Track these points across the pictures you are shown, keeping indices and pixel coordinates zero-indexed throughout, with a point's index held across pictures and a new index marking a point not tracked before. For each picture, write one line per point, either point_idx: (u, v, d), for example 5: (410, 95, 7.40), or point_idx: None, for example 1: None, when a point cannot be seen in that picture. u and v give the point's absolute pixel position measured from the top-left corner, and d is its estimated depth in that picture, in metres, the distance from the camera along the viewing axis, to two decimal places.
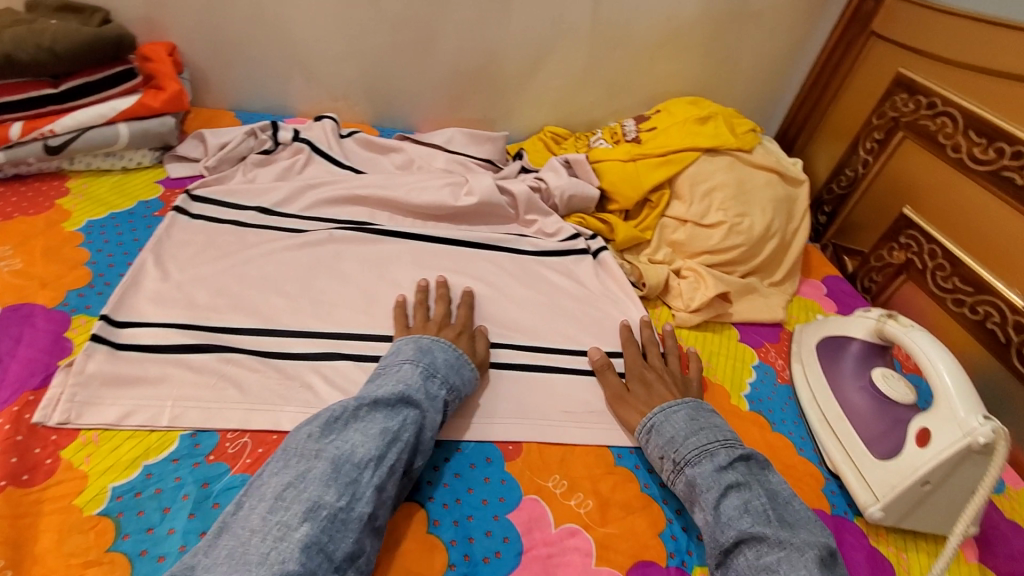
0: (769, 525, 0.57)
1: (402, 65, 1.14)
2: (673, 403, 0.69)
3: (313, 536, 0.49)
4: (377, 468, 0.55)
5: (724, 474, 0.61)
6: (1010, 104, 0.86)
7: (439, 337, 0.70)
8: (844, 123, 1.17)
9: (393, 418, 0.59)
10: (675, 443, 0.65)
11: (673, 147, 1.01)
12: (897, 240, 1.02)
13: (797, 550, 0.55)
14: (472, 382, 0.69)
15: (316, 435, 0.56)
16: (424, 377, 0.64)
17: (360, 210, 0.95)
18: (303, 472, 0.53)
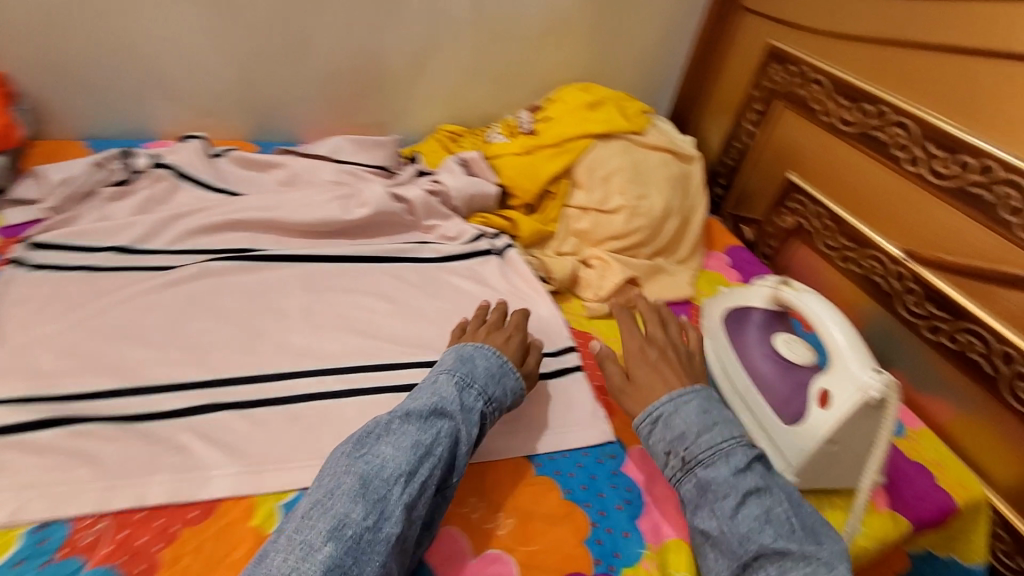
0: (793, 538, 0.55)
1: (274, 73, 1.05)
2: (686, 392, 0.65)
3: (338, 557, 0.46)
4: (407, 485, 0.52)
5: (743, 478, 0.58)
6: (868, 67, 0.91)
7: (481, 344, 0.68)
8: (729, 97, 1.20)
9: (426, 431, 0.56)
10: (686, 440, 0.62)
11: (567, 136, 0.99)
12: (786, 205, 1.06)
13: (822, 564, 0.53)
14: (514, 392, 0.66)
15: (349, 452, 0.54)
16: (460, 388, 0.61)
17: (238, 236, 0.86)
18: (332, 489, 0.51)
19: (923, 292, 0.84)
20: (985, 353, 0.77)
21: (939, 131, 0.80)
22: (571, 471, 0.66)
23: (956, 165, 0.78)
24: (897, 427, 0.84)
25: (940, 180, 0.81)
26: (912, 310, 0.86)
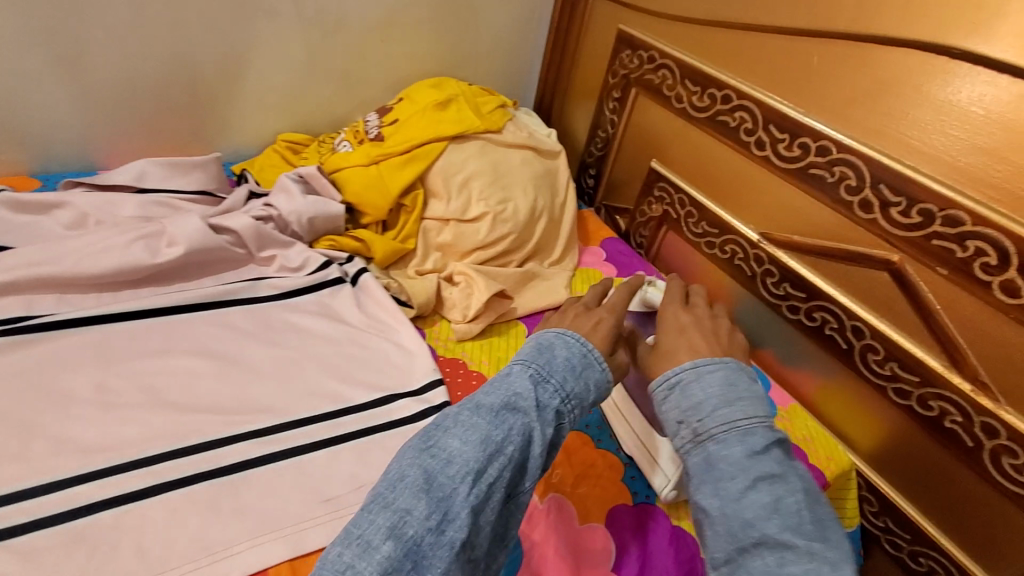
0: (802, 532, 0.45)
1: (46, 90, 0.86)
2: (712, 361, 0.56)
3: (395, 560, 0.41)
4: (475, 486, 0.45)
5: (757, 460, 0.48)
6: (711, 50, 0.89)
7: (565, 330, 0.58)
8: (588, 84, 1.16)
9: (497, 426, 0.48)
10: (701, 410, 0.52)
11: (416, 141, 0.90)
12: (652, 193, 1.05)
13: (830, 565, 0.43)
14: (598, 387, 0.55)
15: (414, 447, 0.47)
16: (535, 382, 0.51)
17: (9, 302, 0.68)
18: (395, 482, 0.45)
19: (781, 274, 0.85)
20: (838, 329, 0.80)
21: (779, 114, 0.80)
22: None
23: (797, 147, 0.79)
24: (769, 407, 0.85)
25: (785, 162, 0.81)
26: (773, 291, 0.87)
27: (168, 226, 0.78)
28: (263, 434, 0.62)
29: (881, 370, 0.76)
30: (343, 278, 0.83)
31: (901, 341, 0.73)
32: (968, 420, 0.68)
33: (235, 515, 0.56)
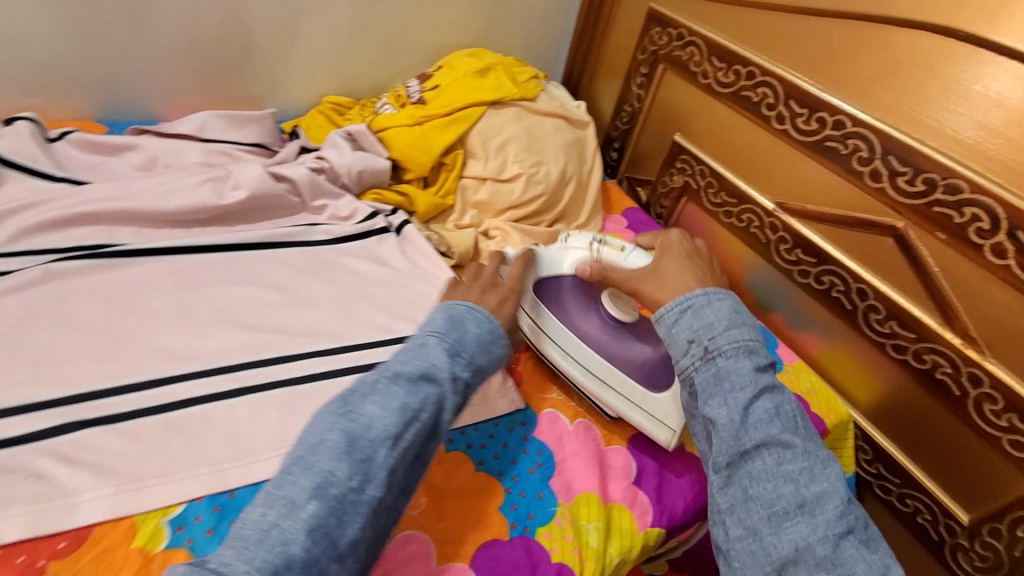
0: (796, 434, 0.55)
1: (115, 43, 0.91)
2: (720, 291, 0.64)
3: (319, 518, 0.45)
4: (394, 447, 0.50)
5: (761, 376, 0.57)
6: (738, 30, 0.95)
7: (473, 305, 0.63)
8: (616, 61, 1.22)
9: (414, 394, 0.53)
10: (713, 330, 0.60)
11: (458, 105, 0.97)
12: (674, 166, 1.11)
13: (820, 463, 0.54)
14: (497, 360, 0.61)
15: (335, 412, 0.51)
16: (450, 354, 0.57)
17: (92, 232, 0.75)
18: (315, 447, 0.49)
19: (794, 240, 0.92)
20: (844, 291, 0.87)
21: (800, 90, 0.86)
22: (482, 443, 0.66)
23: (815, 121, 0.85)
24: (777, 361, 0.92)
25: (803, 135, 0.87)
26: (786, 257, 0.94)
27: (232, 172, 0.84)
28: (326, 356, 0.69)
29: (882, 328, 0.83)
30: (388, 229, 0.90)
31: (900, 301, 0.80)
32: (956, 370, 0.75)
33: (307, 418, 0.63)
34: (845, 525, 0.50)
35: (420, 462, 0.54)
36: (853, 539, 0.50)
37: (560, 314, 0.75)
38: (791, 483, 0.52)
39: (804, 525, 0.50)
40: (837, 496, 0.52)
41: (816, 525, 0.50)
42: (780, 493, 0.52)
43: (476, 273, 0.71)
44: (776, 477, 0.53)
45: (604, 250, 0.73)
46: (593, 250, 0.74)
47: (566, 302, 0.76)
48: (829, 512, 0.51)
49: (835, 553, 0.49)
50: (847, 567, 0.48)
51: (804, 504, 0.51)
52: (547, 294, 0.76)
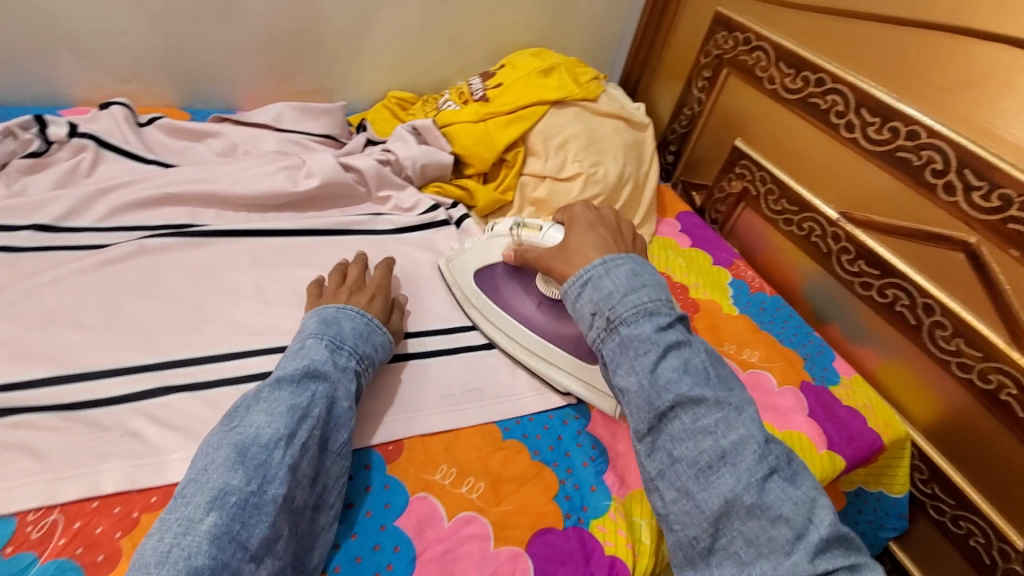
0: (707, 386, 0.55)
1: (202, 35, 0.96)
2: (617, 257, 0.63)
3: (222, 526, 0.44)
4: (289, 447, 0.50)
5: (664, 336, 0.57)
6: (810, 36, 0.93)
7: (345, 305, 0.65)
8: (678, 64, 1.22)
9: (300, 394, 0.54)
10: (613, 299, 0.59)
11: (522, 103, 0.98)
12: (733, 171, 1.10)
13: (734, 409, 0.54)
14: (383, 348, 0.65)
15: (218, 429, 0.51)
16: (331, 350, 0.59)
17: (177, 212, 0.80)
18: (205, 466, 0.47)
19: (857, 251, 0.90)
20: (909, 305, 0.84)
21: (872, 98, 0.84)
22: (537, 434, 0.68)
23: (887, 131, 0.83)
24: (832, 374, 0.90)
25: (872, 145, 0.85)
26: (847, 268, 0.92)
27: (306, 160, 0.88)
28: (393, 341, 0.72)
29: (948, 346, 0.80)
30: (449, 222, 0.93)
31: (968, 318, 0.77)
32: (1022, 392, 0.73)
33: (376, 398, 0.65)
34: (767, 467, 0.52)
35: (333, 454, 0.55)
36: (777, 479, 0.52)
37: (500, 303, 0.77)
38: (709, 438, 0.53)
39: (729, 476, 0.51)
40: (755, 441, 0.53)
41: (740, 473, 0.51)
42: (701, 449, 0.53)
43: (340, 279, 0.71)
44: (695, 435, 0.53)
45: (524, 233, 0.75)
46: (513, 234, 0.76)
47: (504, 291, 0.78)
48: (749, 458, 0.52)
49: (761, 497, 0.51)
50: (774, 509, 0.50)
51: (725, 455, 0.52)
52: (486, 285, 0.78)
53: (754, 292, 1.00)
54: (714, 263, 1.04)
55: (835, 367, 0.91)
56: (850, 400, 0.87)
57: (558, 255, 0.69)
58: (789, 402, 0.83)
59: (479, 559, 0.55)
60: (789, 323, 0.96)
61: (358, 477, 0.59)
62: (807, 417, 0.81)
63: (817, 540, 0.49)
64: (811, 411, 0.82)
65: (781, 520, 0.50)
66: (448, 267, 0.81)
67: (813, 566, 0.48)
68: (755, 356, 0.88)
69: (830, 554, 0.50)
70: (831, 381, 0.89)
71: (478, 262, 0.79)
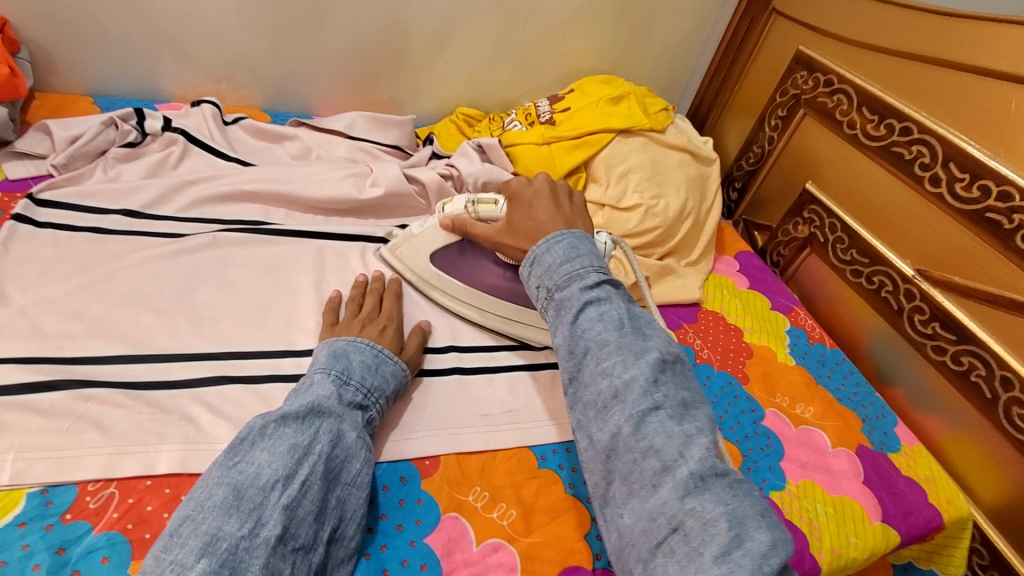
0: (618, 333, 0.52)
1: (290, 43, 1.01)
2: (559, 232, 0.60)
3: (211, 571, 0.42)
4: (286, 488, 0.48)
5: (587, 291, 0.55)
6: (899, 82, 0.89)
7: (355, 337, 0.64)
8: (751, 100, 1.19)
9: (303, 431, 0.52)
10: (549, 268, 0.57)
11: (587, 129, 0.99)
12: (801, 215, 1.07)
13: (636, 354, 0.50)
14: (394, 378, 0.64)
15: (219, 463, 0.49)
16: (337, 385, 0.58)
17: (250, 208, 0.84)
18: (202, 503, 0.46)
19: (931, 312, 0.84)
20: (985, 377, 0.78)
21: (963, 153, 0.79)
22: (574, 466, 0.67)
23: (977, 189, 0.78)
24: (892, 441, 0.84)
25: (959, 202, 0.80)
26: (920, 329, 0.86)
27: (373, 169, 0.91)
28: (436, 356, 0.73)
29: None
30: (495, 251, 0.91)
31: None
32: None
33: (418, 414, 0.66)
34: (652, 403, 0.48)
35: (348, 485, 0.53)
36: (662, 415, 0.47)
37: (459, 279, 0.78)
38: (606, 379, 0.50)
39: (617, 414, 0.48)
40: (644, 378, 0.49)
41: (625, 410, 0.48)
42: (599, 391, 0.50)
43: (355, 309, 0.71)
44: (598, 379, 0.50)
45: (479, 207, 0.73)
46: (470, 211, 0.73)
47: (460, 267, 0.78)
48: (634, 394, 0.48)
49: (640, 432, 0.47)
50: (648, 442, 0.46)
51: (617, 395, 0.49)
52: (442, 266, 0.78)
53: (813, 343, 0.96)
54: (771, 307, 1.01)
55: (896, 433, 0.86)
56: (910, 470, 0.81)
57: (506, 233, 0.69)
58: (843, 465, 0.78)
59: None
60: (848, 380, 0.91)
61: (393, 489, 0.59)
62: (861, 484, 0.76)
63: (686, 477, 0.44)
64: (866, 478, 0.77)
65: (652, 453, 0.46)
66: (397, 256, 0.80)
67: (681, 504, 0.44)
68: (809, 412, 0.84)
69: (708, 496, 0.44)
70: (891, 448, 0.83)
71: (431, 246, 0.77)
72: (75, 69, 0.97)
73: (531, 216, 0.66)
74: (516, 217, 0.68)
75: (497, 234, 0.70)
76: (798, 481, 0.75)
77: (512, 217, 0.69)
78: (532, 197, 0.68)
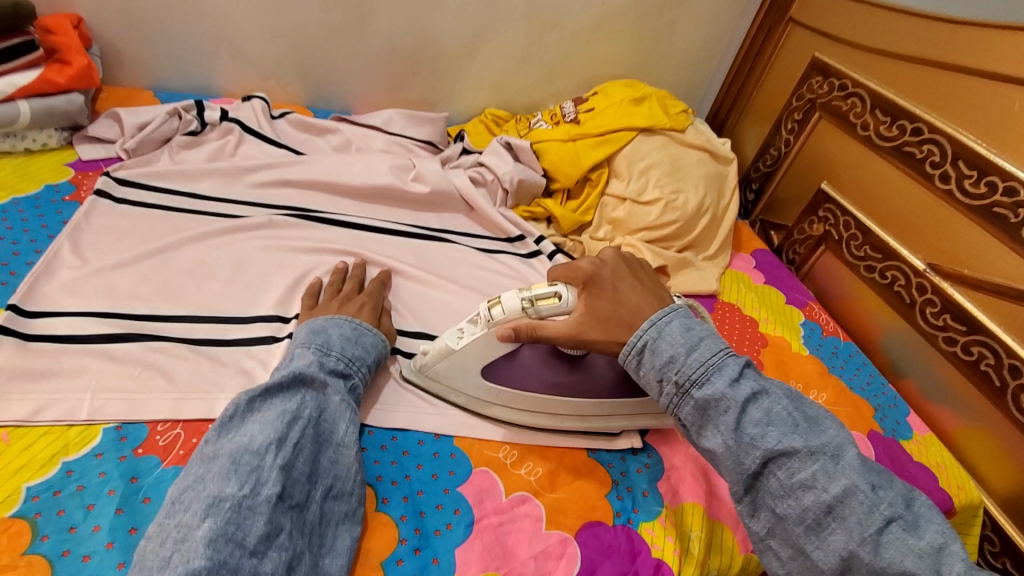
0: (797, 434, 0.53)
1: (333, 44, 1.09)
2: (664, 313, 0.60)
3: (218, 529, 0.45)
4: (280, 450, 0.52)
5: (739, 387, 0.54)
6: (909, 85, 0.94)
7: (333, 315, 0.67)
8: (767, 106, 1.24)
9: (289, 400, 0.56)
10: (676, 362, 0.56)
11: (611, 127, 1.04)
12: (816, 213, 1.10)
13: (831, 459, 0.52)
14: (375, 349, 0.66)
15: (210, 438, 0.52)
16: (318, 356, 0.61)
17: (296, 194, 0.90)
18: (201, 474, 0.49)
19: (943, 304, 0.87)
20: (995, 365, 0.81)
21: (970, 151, 0.83)
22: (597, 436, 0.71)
23: (985, 185, 0.81)
24: (904, 429, 0.87)
25: (968, 198, 0.84)
26: (931, 321, 0.89)
27: (416, 165, 0.97)
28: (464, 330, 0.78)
29: None
30: (528, 254, 0.94)
31: None
32: None
33: None
34: (881, 517, 0.49)
35: (338, 446, 0.56)
36: (895, 529, 0.49)
37: (521, 391, 0.66)
38: (809, 493, 0.51)
39: (840, 532, 0.50)
40: (859, 488, 0.50)
41: (851, 528, 0.49)
42: (804, 506, 0.51)
43: (335, 291, 0.73)
44: (794, 491, 0.52)
45: (541, 305, 0.62)
46: (531, 310, 0.62)
47: (518, 380, 0.66)
48: (856, 510, 0.50)
49: (879, 553, 0.48)
50: (894, 564, 0.48)
51: (831, 510, 0.50)
52: (499, 380, 0.66)
53: (827, 335, 0.99)
54: (787, 302, 1.04)
55: (908, 422, 0.88)
56: (922, 456, 0.84)
57: (595, 325, 0.61)
58: (855, 446, 0.81)
59: (531, 537, 0.58)
60: (861, 370, 0.94)
61: (428, 443, 0.64)
62: None
63: None
64: (877, 460, 0.80)
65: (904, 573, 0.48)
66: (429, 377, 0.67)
67: None
68: (822, 398, 0.87)
69: None
70: (903, 435, 0.85)
71: (479, 358, 0.65)
72: (139, 64, 1.05)
73: (623, 301, 0.61)
74: (600, 303, 0.61)
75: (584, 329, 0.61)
76: None
77: (595, 303, 0.62)
78: (613, 278, 0.63)
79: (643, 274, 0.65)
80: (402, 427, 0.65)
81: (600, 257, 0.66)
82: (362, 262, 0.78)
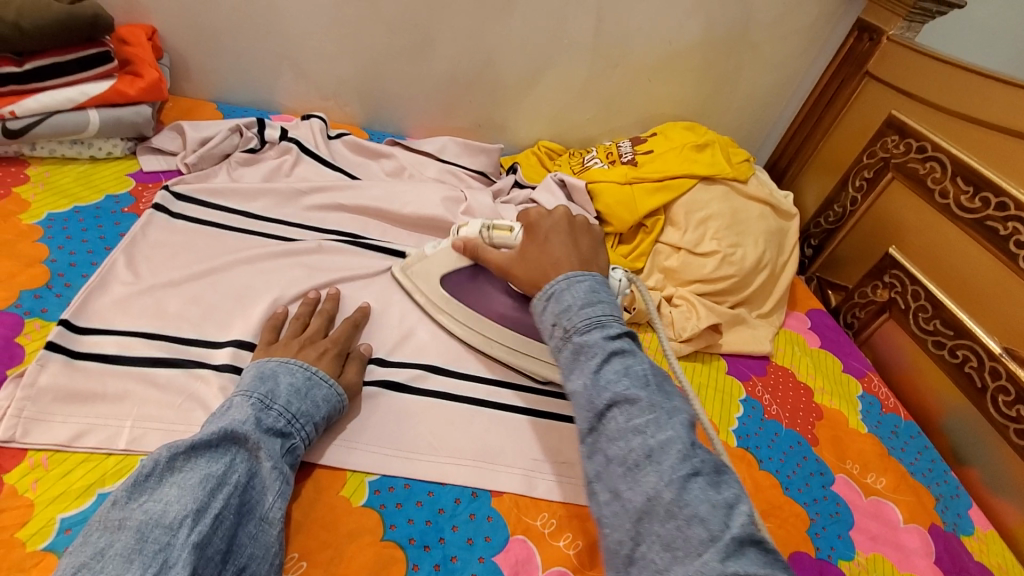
0: (646, 388, 0.52)
1: (395, 68, 1.08)
2: (580, 273, 0.61)
3: None
4: (196, 525, 0.45)
5: (612, 342, 0.55)
6: (998, 157, 0.88)
7: (287, 358, 0.61)
8: (834, 159, 1.19)
9: (215, 460, 0.49)
10: (570, 311, 0.58)
11: (671, 173, 1.01)
12: (881, 279, 1.05)
13: (667, 413, 0.51)
14: (327, 403, 0.60)
15: (119, 501, 0.45)
16: (257, 409, 0.54)
17: (348, 220, 0.89)
18: (102, 550, 0.42)
19: (1017, 394, 0.81)
20: None
21: None
22: None
23: None
24: (966, 523, 0.80)
25: None
26: (1004, 410, 0.83)
27: (467, 198, 0.95)
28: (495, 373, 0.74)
29: None
30: None
31: None
32: None
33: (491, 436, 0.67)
34: (691, 468, 0.47)
35: (260, 521, 0.50)
36: (701, 481, 0.47)
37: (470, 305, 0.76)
38: (638, 436, 0.49)
39: (653, 475, 0.47)
40: (681, 441, 0.49)
41: (663, 472, 0.47)
42: (630, 448, 0.49)
43: (299, 328, 0.67)
44: (626, 434, 0.50)
45: (494, 232, 0.73)
46: (484, 234, 0.73)
47: (471, 291, 0.76)
48: (673, 457, 0.48)
49: (683, 496, 0.46)
50: (691, 508, 0.45)
51: (651, 454, 0.48)
52: (452, 289, 0.76)
53: (886, 412, 0.92)
54: (844, 370, 0.98)
55: (970, 516, 0.81)
56: (984, 557, 0.77)
57: (516, 263, 0.68)
58: (914, 542, 0.75)
59: None
60: (922, 456, 0.87)
61: (464, 503, 0.61)
62: (932, 564, 0.73)
63: (730, 540, 0.43)
64: (937, 558, 0.74)
65: (697, 520, 0.45)
66: (406, 275, 0.79)
67: (723, 568, 0.42)
68: (881, 483, 0.81)
69: (745, 559, 0.43)
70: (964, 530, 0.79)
71: (441, 268, 0.76)
72: (206, 77, 1.07)
73: (547, 251, 0.66)
74: (529, 248, 0.68)
75: (508, 264, 0.69)
76: (868, 554, 0.72)
77: (525, 247, 0.68)
78: (549, 231, 0.68)
79: (586, 234, 0.69)
80: (440, 481, 0.62)
81: (553, 211, 0.71)
82: (336, 294, 0.73)
